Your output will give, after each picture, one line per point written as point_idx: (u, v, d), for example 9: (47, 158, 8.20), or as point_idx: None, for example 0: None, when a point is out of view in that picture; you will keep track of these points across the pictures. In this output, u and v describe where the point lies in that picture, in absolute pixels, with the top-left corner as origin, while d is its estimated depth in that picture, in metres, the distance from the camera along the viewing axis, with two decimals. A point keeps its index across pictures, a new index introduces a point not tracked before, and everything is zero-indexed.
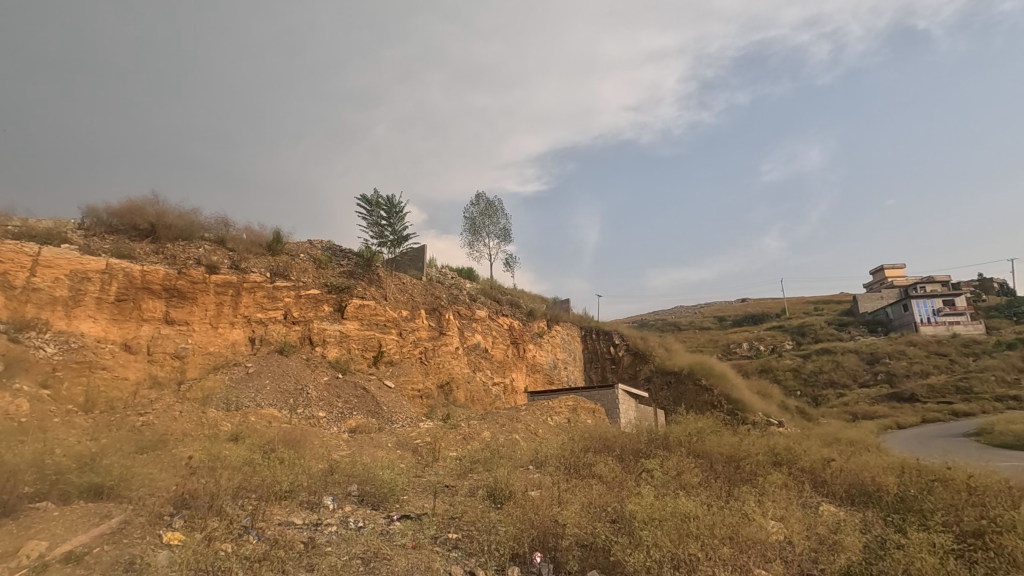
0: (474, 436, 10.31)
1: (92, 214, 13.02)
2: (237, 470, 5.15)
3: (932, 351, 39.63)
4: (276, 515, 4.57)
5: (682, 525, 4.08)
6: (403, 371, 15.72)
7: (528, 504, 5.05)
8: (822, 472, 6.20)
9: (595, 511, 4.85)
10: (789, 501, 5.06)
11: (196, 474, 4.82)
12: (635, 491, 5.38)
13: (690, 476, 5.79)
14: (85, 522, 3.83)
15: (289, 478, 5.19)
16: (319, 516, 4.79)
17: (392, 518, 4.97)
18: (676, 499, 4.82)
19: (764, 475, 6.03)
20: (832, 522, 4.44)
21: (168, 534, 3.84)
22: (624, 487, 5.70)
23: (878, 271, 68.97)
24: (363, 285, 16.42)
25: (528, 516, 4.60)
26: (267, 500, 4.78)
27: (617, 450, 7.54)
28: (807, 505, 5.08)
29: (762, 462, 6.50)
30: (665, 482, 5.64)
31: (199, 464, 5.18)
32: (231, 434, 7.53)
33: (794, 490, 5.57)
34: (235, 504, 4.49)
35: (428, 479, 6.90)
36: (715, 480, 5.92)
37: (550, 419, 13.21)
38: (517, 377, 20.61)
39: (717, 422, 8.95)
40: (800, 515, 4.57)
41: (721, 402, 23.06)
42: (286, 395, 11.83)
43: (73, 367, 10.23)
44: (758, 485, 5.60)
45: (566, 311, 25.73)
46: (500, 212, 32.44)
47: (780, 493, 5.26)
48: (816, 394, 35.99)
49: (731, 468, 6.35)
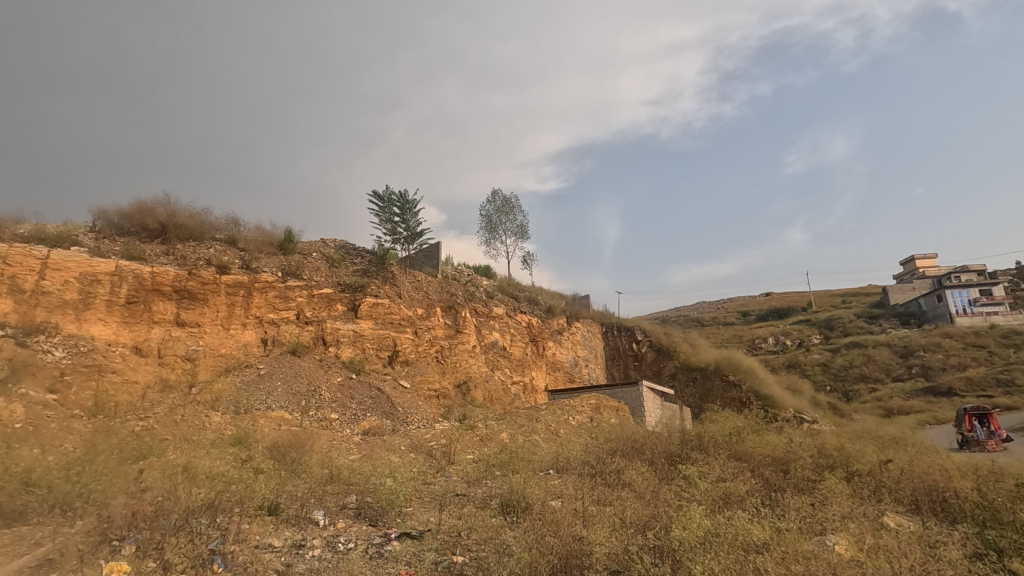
0: (491, 437, 9.81)
1: (102, 217, 12.83)
2: (216, 482, 4.72)
3: (970, 343, 37.91)
4: (253, 535, 4.13)
5: (736, 557, 3.48)
6: (418, 370, 15.30)
7: (545, 520, 4.54)
8: (886, 476, 5.58)
9: (627, 531, 4.31)
10: (858, 514, 4.44)
11: (169, 485, 4.40)
12: (671, 506, 4.80)
13: (735, 486, 5.20)
14: (16, 553, 3.41)
15: (273, 492, 4.76)
16: (306, 535, 4.34)
17: (389, 536, 4.50)
18: (725, 518, 4.23)
19: (821, 484, 5.40)
20: (917, 545, 3.81)
21: (109, 564, 3.37)
22: (657, 499, 5.13)
23: (908, 262, 66.58)
24: (377, 283, 16.06)
25: (547, 540, 4.13)
26: (243, 516, 4.34)
27: (647, 452, 6.96)
28: (879, 519, 4.47)
29: (814, 466, 5.86)
30: (706, 492, 5.07)
31: (177, 473, 4.78)
32: (235, 439, 7.14)
33: (858, 499, 4.95)
34: (201, 522, 4.04)
35: (438, 486, 6.40)
36: (764, 489, 5.34)
37: (572, 419, 12.66)
38: (538, 376, 20.07)
39: (754, 419, 8.30)
40: (877, 533, 3.97)
41: (751, 399, 22.13)
42: (298, 396, 11.49)
43: (82, 371, 9.98)
44: (818, 495, 4.97)
45: (586, 307, 25.05)
46: (516, 209, 31.90)
47: (845, 504, 4.66)
48: (847, 389, 34.75)
49: (780, 475, 5.73)
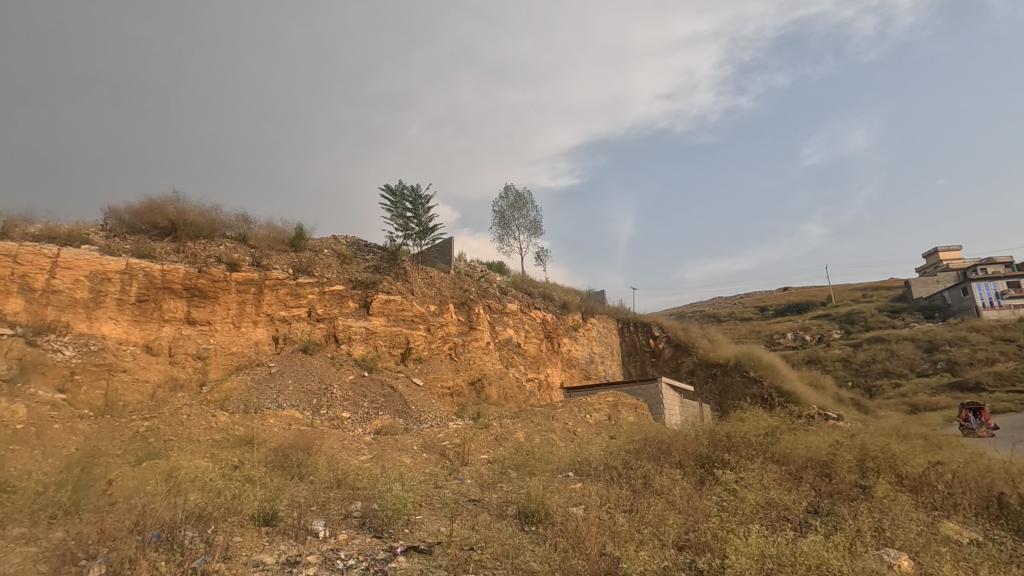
0: (506, 437, 9.51)
1: (113, 215, 12.73)
2: (208, 490, 4.47)
3: (998, 337, 36.77)
4: (243, 550, 3.87)
5: None
6: (431, 368, 15.03)
7: (567, 538, 4.22)
8: (941, 487, 5.19)
9: (658, 550, 3.97)
10: (920, 529, 4.06)
11: (156, 495, 4.16)
12: (706, 525, 4.43)
13: (777, 497, 4.82)
14: None
15: (269, 502, 4.50)
16: (301, 550, 4.05)
17: (395, 551, 4.19)
18: (775, 541, 3.86)
19: (872, 491, 5.01)
20: (995, 569, 3.41)
21: None
22: (688, 512, 4.78)
23: (931, 255, 64.90)
24: (389, 279, 15.83)
25: (571, 563, 3.79)
26: (235, 531, 4.09)
27: (673, 454, 6.60)
28: (943, 533, 4.09)
29: (863, 473, 5.46)
30: (746, 503, 4.70)
31: (167, 480, 4.54)
32: (242, 440, 6.92)
33: (918, 511, 4.56)
34: (186, 537, 3.80)
35: (449, 491, 6.11)
36: (809, 498, 4.99)
37: (589, 417, 12.33)
38: (553, 373, 19.75)
39: (785, 417, 7.88)
40: (948, 557, 3.59)
41: (773, 395, 21.56)
42: (309, 395, 11.28)
43: (92, 370, 9.85)
44: (870, 507, 4.60)
45: (602, 303, 24.64)
46: (530, 204, 31.53)
47: (900, 518, 4.29)
48: (870, 386, 33.92)
49: (826, 483, 5.35)
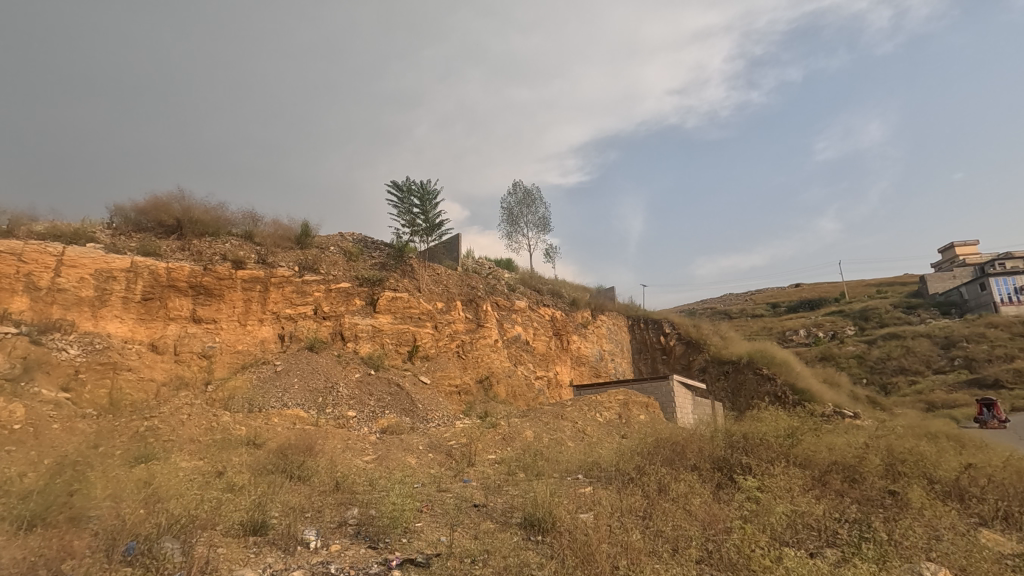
0: (514, 436, 9.31)
1: (119, 213, 12.65)
2: (196, 498, 4.30)
3: (1018, 333, 35.97)
4: (225, 563, 3.69)
5: None
6: (439, 366, 14.86)
7: (574, 552, 3.99)
8: (976, 496, 4.93)
9: (672, 565, 3.76)
10: (957, 544, 3.81)
11: (135, 504, 4.00)
12: (726, 538, 4.19)
13: (800, 506, 4.57)
14: None
15: (257, 511, 4.35)
16: (290, 563, 3.87)
17: (389, 565, 3.98)
18: (801, 559, 3.62)
19: (903, 501, 4.77)
20: None
21: None
22: (706, 522, 4.56)
23: (947, 249, 63.65)
24: (396, 276, 15.67)
25: None
26: (219, 541, 3.94)
27: (688, 457, 6.35)
28: (981, 545, 3.84)
29: (892, 478, 5.21)
30: (767, 514, 4.45)
31: (150, 488, 4.37)
32: (242, 442, 6.76)
33: (953, 520, 4.32)
34: (165, 549, 3.65)
35: (453, 495, 5.91)
36: (835, 507, 4.76)
37: (599, 416, 12.11)
38: (562, 370, 19.53)
39: (804, 416, 7.59)
40: None
41: (786, 393, 21.20)
42: (315, 394, 11.16)
43: (97, 369, 9.76)
44: (901, 519, 4.36)
45: (612, 300, 24.34)
46: (538, 202, 31.28)
47: (935, 532, 4.05)
48: (885, 382, 33.52)
49: (853, 491, 5.12)
